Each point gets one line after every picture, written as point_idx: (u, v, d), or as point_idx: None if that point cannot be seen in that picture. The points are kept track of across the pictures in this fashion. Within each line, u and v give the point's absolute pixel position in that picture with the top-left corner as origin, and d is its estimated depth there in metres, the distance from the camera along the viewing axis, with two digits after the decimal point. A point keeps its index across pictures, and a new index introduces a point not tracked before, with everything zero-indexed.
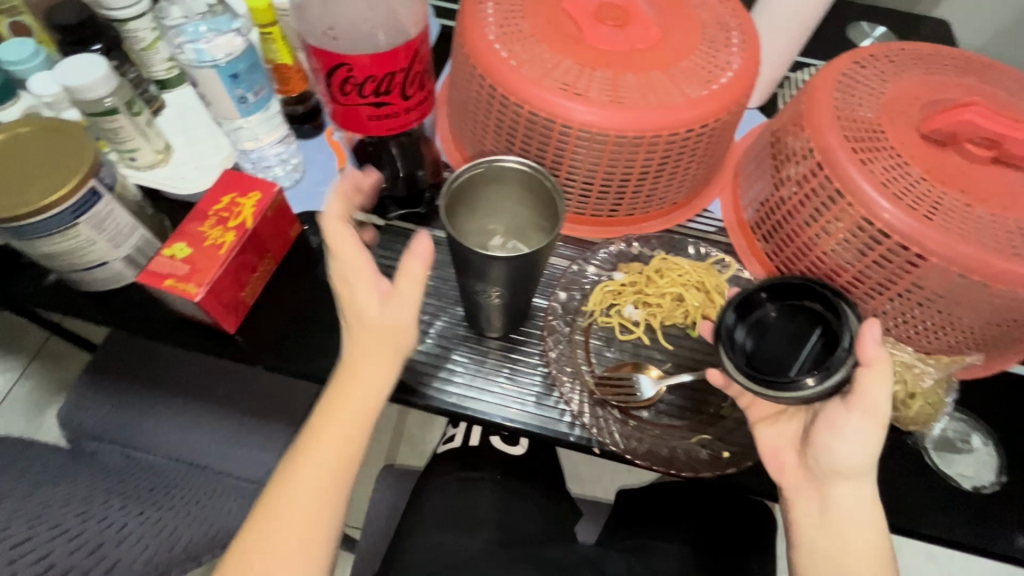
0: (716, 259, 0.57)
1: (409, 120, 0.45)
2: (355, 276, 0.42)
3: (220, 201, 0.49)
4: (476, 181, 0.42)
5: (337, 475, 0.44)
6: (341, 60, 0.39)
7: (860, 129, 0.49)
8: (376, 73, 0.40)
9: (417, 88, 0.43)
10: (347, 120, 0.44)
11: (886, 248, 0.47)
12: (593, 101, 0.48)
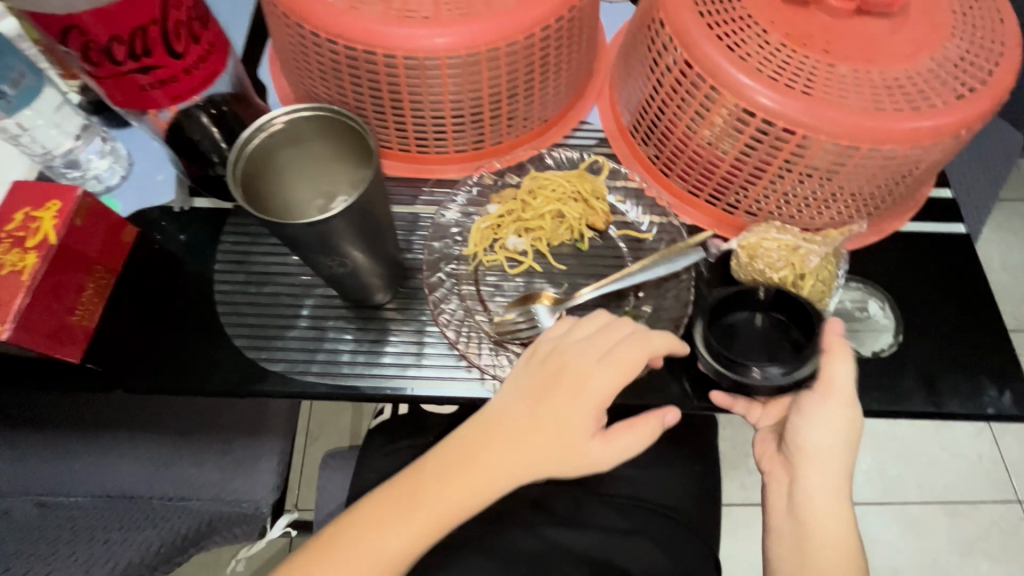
0: (590, 163, 0.53)
1: (194, 80, 0.42)
2: (450, 492, 0.41)
3: (13, 218, 0.42)
4: (275, 143, 0.37)
5: None
6: (69, 22, 0.35)
7: (714, 2, 0.45)
8: (122, 32, 0.37)
9: (187, 42, 0.40)
10: (126, 96, 0.41)
11: (754, 127, 0.44)
12: (415, 22, 0.43)
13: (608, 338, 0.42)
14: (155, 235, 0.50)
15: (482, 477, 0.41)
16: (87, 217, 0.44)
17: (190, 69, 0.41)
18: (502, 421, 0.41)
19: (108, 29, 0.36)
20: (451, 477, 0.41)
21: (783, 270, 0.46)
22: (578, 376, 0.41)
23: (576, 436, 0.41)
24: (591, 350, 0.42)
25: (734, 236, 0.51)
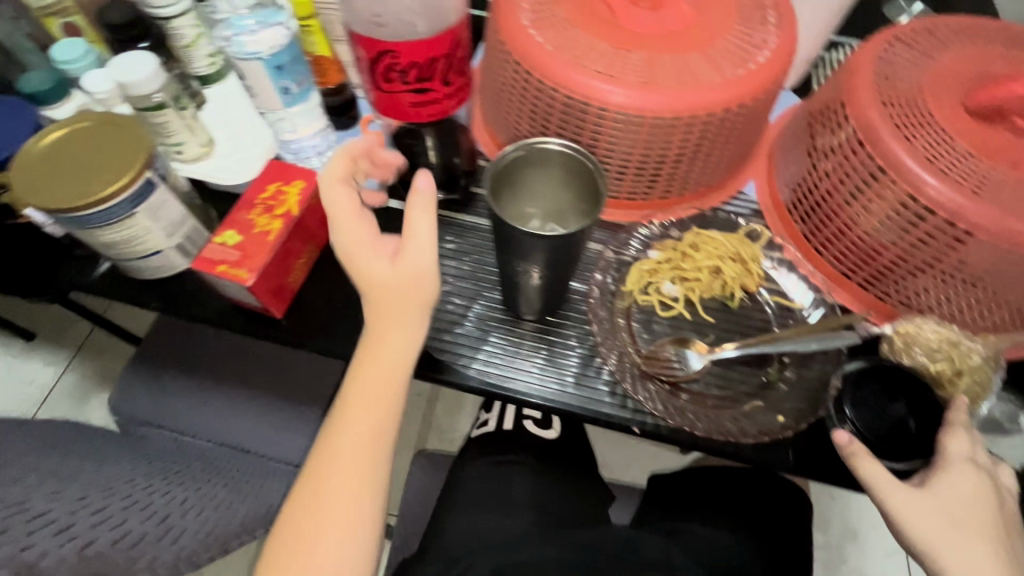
0: (749, 230, 0.56)
1: (448, 107, 0.50)
2: (394, 306, 0.45)
3: (266, 190, 0.51)
4: (524, 162, 0.44)
5: (354, 498, 0.45)
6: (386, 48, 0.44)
7: (903, 105, 0.48)
8: (421, 60, 0.45)
9: (456, 76, 0.48)
10: (389, 107, 0.49)
11: (931, 225, 0.46)
12: (628, 83, 0.48)
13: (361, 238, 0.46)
14: (354, 225, 0.58)
15: (369, 389, 0.46)
16: (319, 199, 0.53)
17: (442, 92, 0.48)
18: (371, 285, 0.45)
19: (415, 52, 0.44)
20: (365, 371, 0.46)
21: (941, 362, 0.47)
22: (385, 321, 0.46)
23: (366, 240, 0.46)
24: (411, 237, 0.45)
25: (881, 322, 0.53)
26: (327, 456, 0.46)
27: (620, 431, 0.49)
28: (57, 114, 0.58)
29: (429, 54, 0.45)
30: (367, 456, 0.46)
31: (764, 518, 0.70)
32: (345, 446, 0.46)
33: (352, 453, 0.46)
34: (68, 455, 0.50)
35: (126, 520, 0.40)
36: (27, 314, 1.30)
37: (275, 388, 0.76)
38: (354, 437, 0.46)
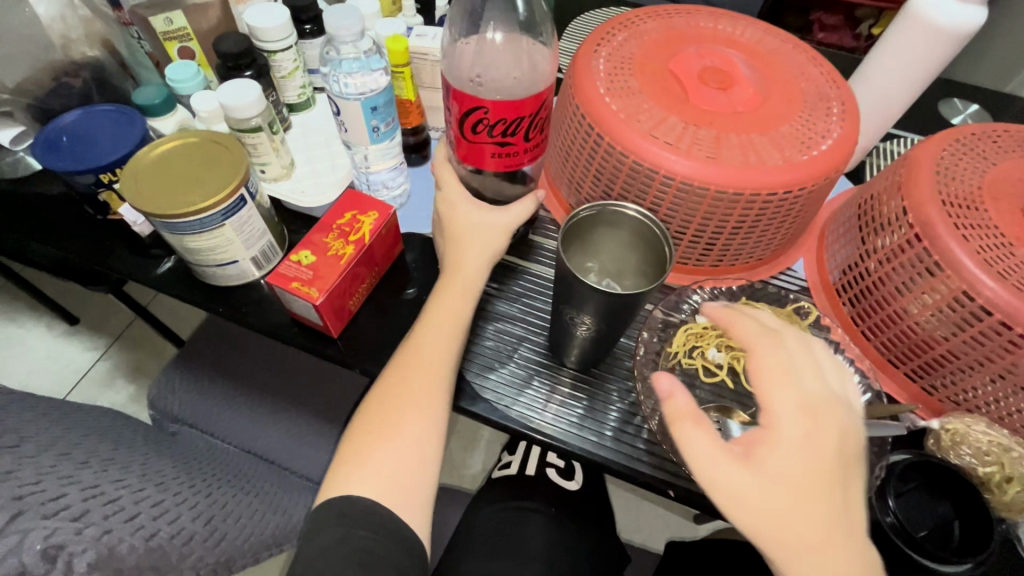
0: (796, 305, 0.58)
1: (522, 160, 0.51)
2: (473, 240, 0.54)
3: (343, 216, 0.55)
4: (596, 220, 0.48)
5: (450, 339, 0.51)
6: (479, 103, 0.45)
7: (962, 206, 0.50)
8: (507, 117, 0.46)
9: (536, 133, 0.49)
10: (469, 153, 0.50)
11: (984, 326, 0.47)
12: (694, 155, 0.51)
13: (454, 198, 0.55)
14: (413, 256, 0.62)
15: (451, 298, 0.52)
16: (388, 229, 0.56)
17: (521, 148, 0.49)
18: (467, 224, 0.54)
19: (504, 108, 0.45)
20: (447, 294, 0.53)
21: (991, 466, 0.46)
22: (467, 231, 0.54)
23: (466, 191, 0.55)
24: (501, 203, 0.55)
25: (928, 416, 0.53)
26: (403, 369, 0.50)
27: (654, 493, 0.50)
28: (160, 126, 0.63)
29: (520, 113, 0.46)
30: (436, 375, 0.49)
31: None
32: (423, 356, 0.50)
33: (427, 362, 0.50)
34: (121, 443, 0.52)
35: (182, 519, 0.41)
36: (75, 300, 1.36)
37: (307, 403, 0.78)
38: (429, 354, 0.50)
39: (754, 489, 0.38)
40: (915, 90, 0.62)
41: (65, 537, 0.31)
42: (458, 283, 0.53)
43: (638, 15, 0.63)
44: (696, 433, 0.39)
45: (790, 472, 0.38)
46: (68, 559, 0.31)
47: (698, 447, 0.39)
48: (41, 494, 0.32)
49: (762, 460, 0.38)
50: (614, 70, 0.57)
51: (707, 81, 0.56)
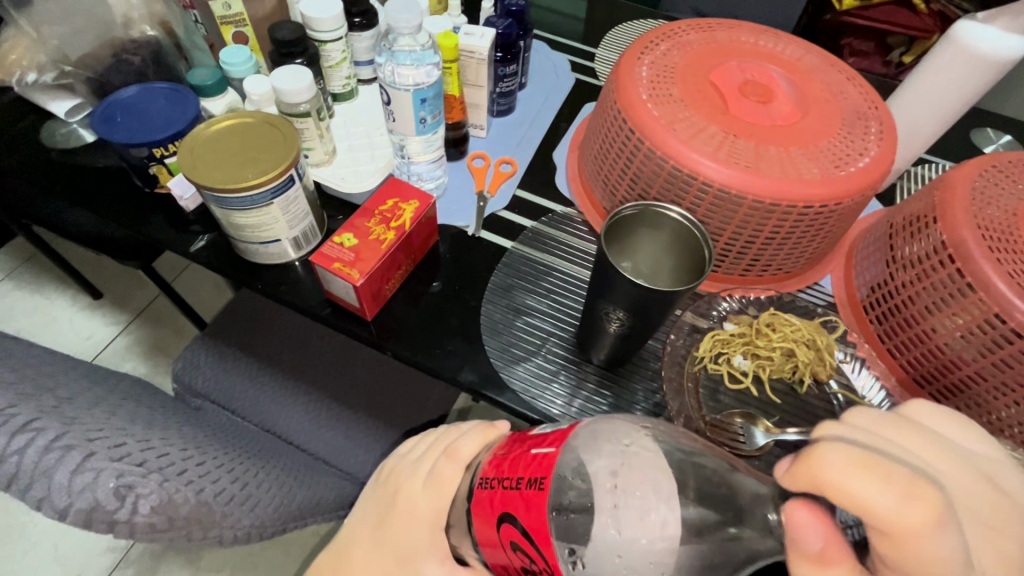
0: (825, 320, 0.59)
1: (513, 498, 0.36)
2: (429, 501, 0.47)
3: (385, 203, 0.56)
4: (636, 219, 0.51)
5: (410, 550, 0.46)
6: (495, 468, 0.40)
7: (996, 230, 0.50)
8: (507, 469, 0.38)
9: (523, 480, 0.36)
10: (480, 515, 0.39)
11: (1014, 350, 0.47)
12: (733, 164, 0.52)
13: (430, 458, 0.49)
14: (447, 247, 0.63)
15: (418, 504, 0.47)
16: (427, 219, 0.57)
17: (510, 485, 0.37)
18: (410, 502, 0.48)
19: (490, 461, 0.41)
20: (413, 501, 0.47)
21: None
22: (446, 464, 0.46)
23: (422, 527, 0.46)
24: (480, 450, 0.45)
25: None
26: (373, 542, 0.49)
27: None
28: (211, 107, 0.65)
29: (490, 476, 0.39)
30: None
31: None
32: (384, 544, 0.48)
33: (385, 551, 0.48)
34: (157, 411, 0.54)
35: (221, 480, 0.46)
36: (100, 274, 1.39)
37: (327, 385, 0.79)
38: (394, 555, 0.47)
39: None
40: (951, 116, 0.63)
41: (134, 479, 0.38)
42: (393, 469, 0.52)
43: (681, 27, 0.65)
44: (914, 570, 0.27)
45: None
46: (135, 500, 0.38)
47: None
48: (108, 440, 0.39)
49: None
50: (656, 78, 0.58)
51: (747, 93, 0.58)
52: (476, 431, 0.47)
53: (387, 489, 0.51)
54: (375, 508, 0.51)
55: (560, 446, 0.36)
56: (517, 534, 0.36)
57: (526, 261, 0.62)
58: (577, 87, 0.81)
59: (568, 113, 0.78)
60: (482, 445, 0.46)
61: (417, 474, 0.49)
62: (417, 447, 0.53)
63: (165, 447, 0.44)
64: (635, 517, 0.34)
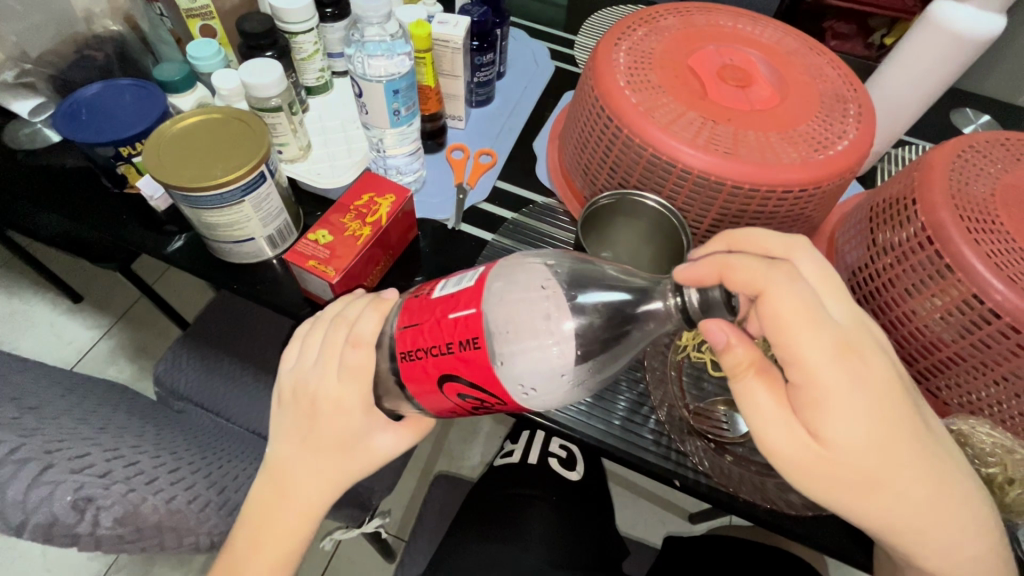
0: None
1: (454, 365, 0.38)
2: (350, 393, 0.44)
3: (361, 198, 0.55)
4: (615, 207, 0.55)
5: (351, 444, 0.45)
6: (413, 344, 0.40)
7: (974, 210, 0.50)
8: (433, 340, 0.38)
9: (459, 347, 0.37)
10: (414, 383, 0.41)
11: (993, 329, 0.47)
12: (712, 150, 0.51)
13: (332, 351, 0.45)
14: (428, 243, 0.62)
15: (345, 398, 0.44)
16: (404, 213, 0.56)
17: (445, 354, 0.38)
18: (332, 399, 0.45)
19: (401, 335, 0.41)
20: (336, 397, 0.45)
21: (994, 467, 0.47)
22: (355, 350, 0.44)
23: (352, 416, 0.45)
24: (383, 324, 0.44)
25: (931, 417, 0.54)
26: (300, 460, 0.46)
27: (660, 482, 0.49)
28: (179, 103, 0.63)
29: (412, 350, 0.40)
30: (327, 478, 0.46)
31: None
32: (322, 459, 0.45)
33: (326, 469, 0.46)
34: (135, 416, 0.53)
35: (195, 486, 0.46)
36: (80, 277, 1.37)
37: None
38: (332, 467, 0.46)
39: (828, 457, 0.37)
40: (930, 96, 0.62)
41: (94, 491, 0.37)
42: (297, 380, 0.47)
43: (659, 11, 0.64)
44: (751, 392, 0.38)
45: (848, 414, 0.36)
46: (96, 512, 0.38)
47: (759, 412, 0.38)
48: (70, 451, 0.38)
49: (832, 433, 0.37)
50: (634, 64, 0.58)
51: (725, 78, 0.57)
52: (371, 309, 0.45)
53: (302, 403, 0.46)
54: (295, 427, 0.46)
55: (482, 307, 0.37)
56: (461, 385, 0.39)
57: (507, 253, 0.61)
58: (557, 75, 0.80)
59: (548, 101, 0.77)
60: (382, 321, 0.44)
61: (324, 371, 0.45)
62: (293, 346, 0.50)
63: (134, 453, 0.43)
64: (543, 338, 0.39)
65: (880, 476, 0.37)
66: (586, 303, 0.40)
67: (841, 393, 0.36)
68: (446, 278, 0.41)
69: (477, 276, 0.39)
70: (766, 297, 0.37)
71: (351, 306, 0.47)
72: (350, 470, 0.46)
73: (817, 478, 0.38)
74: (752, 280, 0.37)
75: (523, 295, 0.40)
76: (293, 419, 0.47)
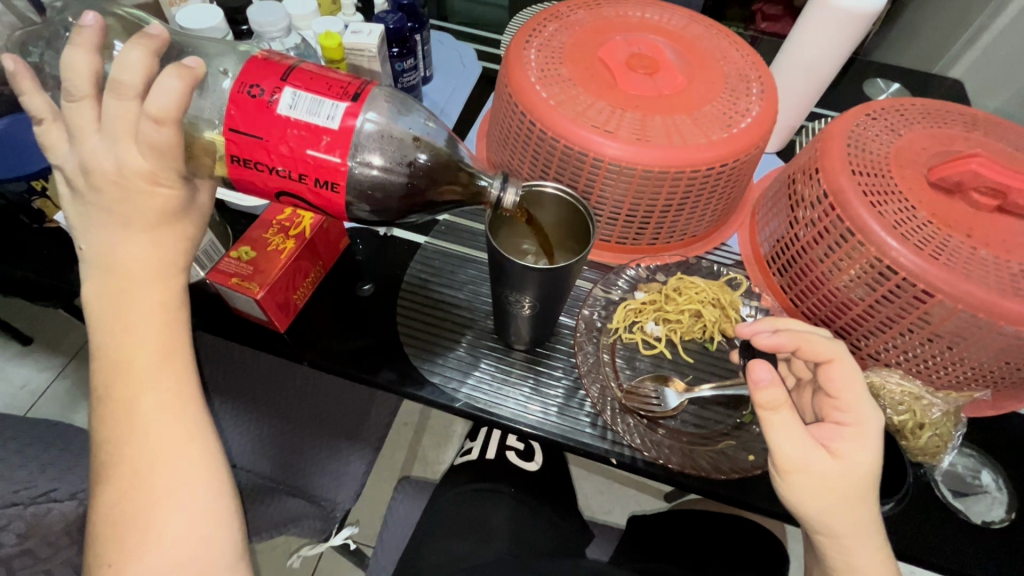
0: (728, 278, 0.62)
1: (305, 189, 0.42)
2: (162, 170, 0.43)
3: (284, 212, 0.56)
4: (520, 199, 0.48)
5: (174, 222, 0.45)
6: (257, 158, 0.41)
7: (870, 174, 0.53)
8: (288, 167, 0.41)
9: (320, 186, 0.42)
10: (250, 185, 0.44)
11: (894, 283, 0.50)
12: (623, 138, 0.53)
13: (121, 127, 0.41)
14: (362, 251, 0.62)
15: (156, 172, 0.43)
16: (331, 225, 0.57)
17: (304, 186, 0.42)
18: (133, 181, 0.42)
19: (238, 140, 0.41)
20: (143, 180, 0.43)
21: (905, 415, 0.51)
22: (152, 125, 0.40)
23: (164, 193, 0.44)
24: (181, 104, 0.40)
25: None
26: (127, 248, 0.44)
27: (598, 462, 0.51)
28: None
29: (255, 163, 0.42)
30: (165, 272, 0.45)
31: (725, 550, 0.75)
32: (146, 242, 0.44)
33: (152, 259, 0.45)
34: (68, 450, 0.52)
35: None
36: (27, 319, 1.32)
37: (238, 395, 0.73)
38: (164, 254, 0.45)
39: (835, 477, 0.41)
40: (830, 70, 0.65)
41: None
42: (83, 163, 0.43)
43: (569, 6, 0.66)
44: (775, 418, 0.41)
45: (864, 448, 0.42)
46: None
47: (780, 429, 0.41)
48: None
49: (845, 453, 0.42)
50: (545, 59, 0.59)
51: (634, 66, 0.59)
52: (171, 79, 0.39)
53: (105, 189, 0.43)
54: (105, 213, 0.44)
55: (345, 159, 0.40)
56: (299, 201, 0.44)
57: (441, 255, 0.62)
58: (484, 76, 0.81)
59: (476, 103, 0.78)
60: (186, 94, 0.40)
61: (117, 149, 0.42)
62: (54, 128, 0.44)
63: (53, 482, 0.44)
64: (384, 184, 0.43)
65: (864, 496, 0.42)
66: (376, 164, 0.42)
67: (866, 424, 0.42)
68: (297, 92, 0.40)
69: (340, 120, 0.40)
70: (834, 365, 0.44)
71: (125, 65, 0.40)
72: (179, 243, 0.46)
73: (821, 492, 0.42)
74: (825, 348, 0.44)
75: (383, 140, 0.43)
76: (99, 203, 0.43)
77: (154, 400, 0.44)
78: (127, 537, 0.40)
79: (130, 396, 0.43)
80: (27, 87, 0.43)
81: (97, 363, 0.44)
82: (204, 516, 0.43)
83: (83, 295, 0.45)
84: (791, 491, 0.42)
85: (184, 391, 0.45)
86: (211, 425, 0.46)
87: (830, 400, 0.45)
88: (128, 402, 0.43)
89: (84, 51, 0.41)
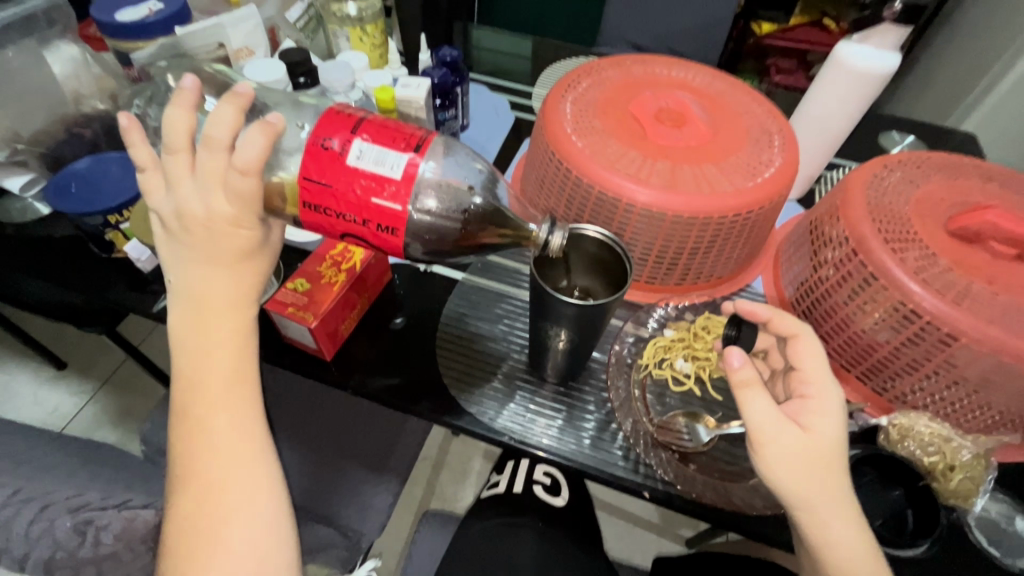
0: None
1: (365, 231, 0.46)
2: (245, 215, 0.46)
3: (336, 247, 0.60)
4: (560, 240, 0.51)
5: (251, 258, 0.49)
6: (324, 202, 0.45)
7: (891, 222, 0.56)
8: (353, 212, 0.45)
9: (381, 230, 0.45)
10: (315, 225, 0.48)
11: (919, 327, 0.51)
12: (654, 185, 0.57)
13: (211, 176, 0.45)
14: (403, 286, 0.66)
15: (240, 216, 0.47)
16: (378, 261, 0.61)
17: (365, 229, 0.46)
18: (214, 221, 0.47)
19: (308, 186, 0.45)
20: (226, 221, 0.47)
21: (935, 457, 0.51)
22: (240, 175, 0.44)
23: (243, 234, 0.48)
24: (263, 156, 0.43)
25: (878, 414, 0.57)
26: (208, 280, 0.48)
27: (631, 495, 0.52)
28: None
29: (323, 207, 0.46)
30: (240, 302, 0.49)
31: None
32: (223, 274, 0.48)
33: (231, 292, 0.49)
34: (123, 470, 0.55)
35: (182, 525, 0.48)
36: (64, 344, 1.37)
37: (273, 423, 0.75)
38: (244, 288, 0.49)
39: (805, 445, 0.42)
40: (847, 123, 0.69)
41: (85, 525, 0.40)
42: (178, 208, 0.47)
43: (601, 64, 0.71)
44: (752, 398, 0.43)
45: (835, 425, 0.44)
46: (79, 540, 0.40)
47: (751, 405, 0.43)
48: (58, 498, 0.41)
49: (813, 425, 0.43)
50: (579, 112, 0.64)
51: (662, 120, 0.63)
52: (256, 135, 0.43)
53: (195, 230, 0.47)
54: (193, 251, 0.48)
55: (406, 208, 0.44)
56: (359, 241, 0.48)
57: (477, 290, 0.65)
58: (517, 125, 0.87)
59: (509, 149, 0.83)
60: (268, 147, 0.43)
61: (207, 195, 0.46)
62: (156, 176, 0.49)
63: (120, 498, 0.46)
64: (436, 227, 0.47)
65: (835, 466, 0.43)
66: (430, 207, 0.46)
67: (833, 403, 0.44)
68: (365, 144, 0.44)
69: (403, 169, 0.44)
70: (798, 340, 0.48)
71: (217, 122, 0.44)
72: (253, 277, 0.50)
73: (795, 462, 0.42)
74: (792, 326, 0.49)
75: (439, 190, 0.47)
76: (189, 241, 0.48)
77: (224, 421, 0.46)
78: (192, 546, 0.42)
79: (204, 417, 0.46)
80: (136, 140, 0.48)
81: (175, 383, 0.48)
82: (258, 529, 0.45)
83: (168, 325, 0.49)
84: (763, 463, 0.43)
85: (249, 413, 0.48)
86: (269, 445, 0.48)
87: (795, 375, 0.47)
88: (201, 424, 0.46)
89: (183, 110, 0.46)
